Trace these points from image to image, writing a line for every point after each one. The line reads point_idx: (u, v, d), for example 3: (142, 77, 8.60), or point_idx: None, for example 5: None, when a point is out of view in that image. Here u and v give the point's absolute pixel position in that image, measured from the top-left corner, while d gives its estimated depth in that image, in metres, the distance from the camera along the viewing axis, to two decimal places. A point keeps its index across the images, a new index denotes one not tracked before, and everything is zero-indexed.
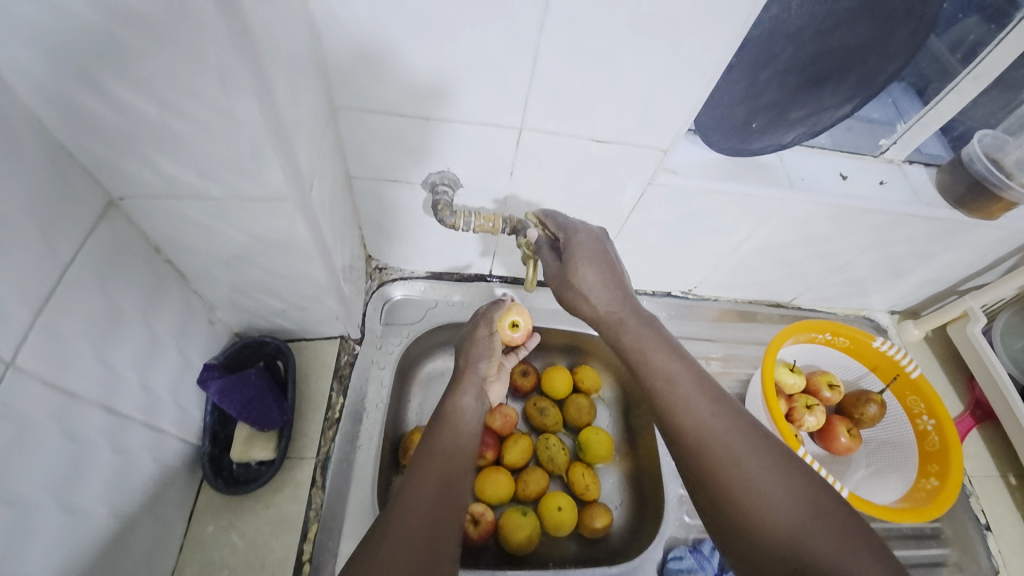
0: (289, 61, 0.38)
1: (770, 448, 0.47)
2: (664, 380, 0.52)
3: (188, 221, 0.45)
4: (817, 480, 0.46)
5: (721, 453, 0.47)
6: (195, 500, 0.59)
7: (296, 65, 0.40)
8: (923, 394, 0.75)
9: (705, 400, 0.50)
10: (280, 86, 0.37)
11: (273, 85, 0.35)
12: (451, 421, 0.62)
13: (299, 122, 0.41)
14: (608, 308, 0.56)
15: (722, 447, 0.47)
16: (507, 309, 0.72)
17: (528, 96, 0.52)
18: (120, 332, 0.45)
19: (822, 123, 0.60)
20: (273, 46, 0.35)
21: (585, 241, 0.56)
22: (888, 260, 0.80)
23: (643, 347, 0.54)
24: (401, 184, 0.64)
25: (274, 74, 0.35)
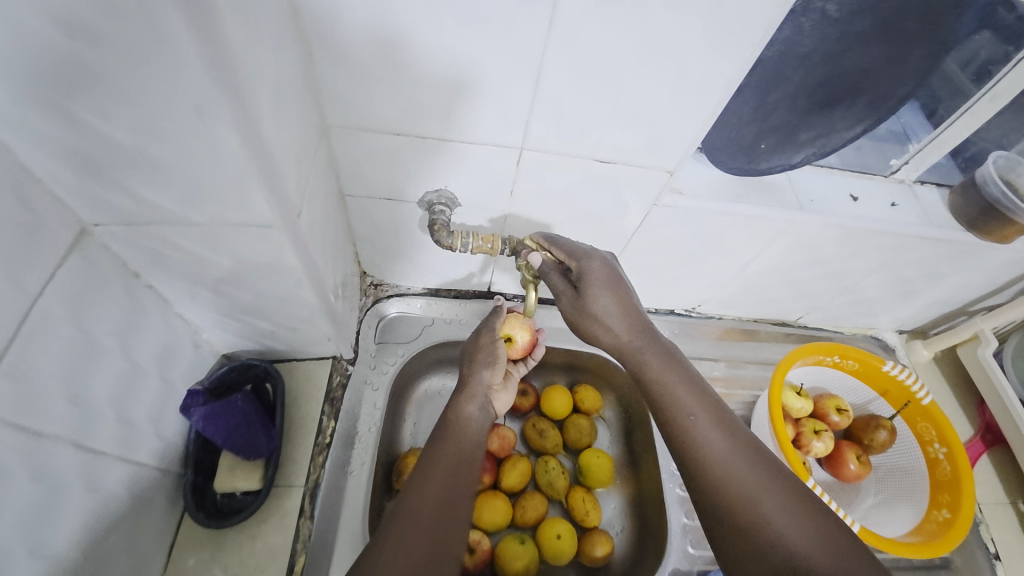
0: (270, 83, 0.36)
1: (784, 486, 0.46)
2: (679, 412, 0.50)
3: (169, 246, 0.43)
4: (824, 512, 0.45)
5: (741, 493, 0.45)
6: (176, 533, 0.56)
7: (277, 87, 0.37)
8: (934, 420, 0.72)
9: (724, 436, 0.48)
10: (260, 112, 0.35)
11: (253, 112, 0.34)
12: (454, 434, 0.61)
13: (282, 145, 0.39)
14: (624, 338, 0.54)
15: (741, 489, 0.45)
16: (506, 318, 0.70)
17: (529, 116, 0.50)
18: (95, 364, 0.43)
19: (833, 144, 0.58)
20: (251, 72, 0.33)
21: (599, 270, 0.54)
22: (898, 281, 0.77)
23: (666, 379, 0.51)
24: (397, 201, 0.61)
25: (252, 100, 0.34)
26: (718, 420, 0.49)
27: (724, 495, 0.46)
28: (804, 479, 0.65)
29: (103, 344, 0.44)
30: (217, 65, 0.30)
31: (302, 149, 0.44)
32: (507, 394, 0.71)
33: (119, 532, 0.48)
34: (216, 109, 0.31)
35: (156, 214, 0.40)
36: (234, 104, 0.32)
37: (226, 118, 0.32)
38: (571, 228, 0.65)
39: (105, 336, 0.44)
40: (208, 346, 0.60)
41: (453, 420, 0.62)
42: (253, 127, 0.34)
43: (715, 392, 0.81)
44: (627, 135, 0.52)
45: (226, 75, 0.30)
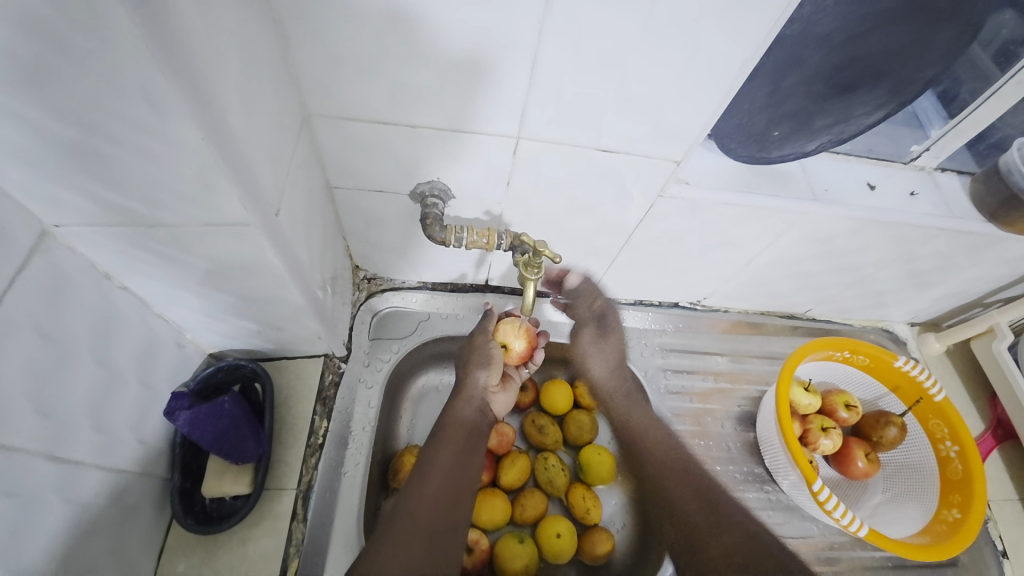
0: (229, 71, 0.33)
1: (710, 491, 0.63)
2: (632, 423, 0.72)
3: (139, 247, 0.41)
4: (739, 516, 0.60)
5: (690, 499, 0.63)
6: (166, 538, 0.55)
7: (241, 76, 0.34)
8: (947, 417, 0.70)
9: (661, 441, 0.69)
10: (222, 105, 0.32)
11: (216, 104, 0.32)
12: (449, 432, 0.61)
13: (252, 139, 0.36)
14: (612, 375, 0.75)
15: (694, 501, 0.63)
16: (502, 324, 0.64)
17: (526, 104, 0.46)
18: (66, 371, 0.41)
19: (849, 131, 0.54)
20: (208, 62, 0.30)
21: (618, 330, 0.74)
22: (912, 273, 0.74)
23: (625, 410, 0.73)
24: (387, 193, 0.58)
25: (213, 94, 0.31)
26: (675, 468, 0.66)
27: (671, 494, 0.64)
28: (812, 481, 0.62)
29: (74, 351, 0.42)
30: (164, 46, 0.27)
31: (277, 142, 0.42)
32: (506, 396, 0.68)
33: (103, 540, 0.47)
34: (169, 98, 0.29)
35: (122, 212, 0.37)
36: (189, 92, 0.30)
37: (182, 110, 0.30)
38: (572, 220, 0.62)
39: (77, 341, 0.42)
40: (193, 346, 0.57)
41: (450, 420, 0.62)
42: (218, 117, 0.33)
43: (720, 387, 0.79)
44: (631, 123, 0.48)
45: (177, 61, 0.28)
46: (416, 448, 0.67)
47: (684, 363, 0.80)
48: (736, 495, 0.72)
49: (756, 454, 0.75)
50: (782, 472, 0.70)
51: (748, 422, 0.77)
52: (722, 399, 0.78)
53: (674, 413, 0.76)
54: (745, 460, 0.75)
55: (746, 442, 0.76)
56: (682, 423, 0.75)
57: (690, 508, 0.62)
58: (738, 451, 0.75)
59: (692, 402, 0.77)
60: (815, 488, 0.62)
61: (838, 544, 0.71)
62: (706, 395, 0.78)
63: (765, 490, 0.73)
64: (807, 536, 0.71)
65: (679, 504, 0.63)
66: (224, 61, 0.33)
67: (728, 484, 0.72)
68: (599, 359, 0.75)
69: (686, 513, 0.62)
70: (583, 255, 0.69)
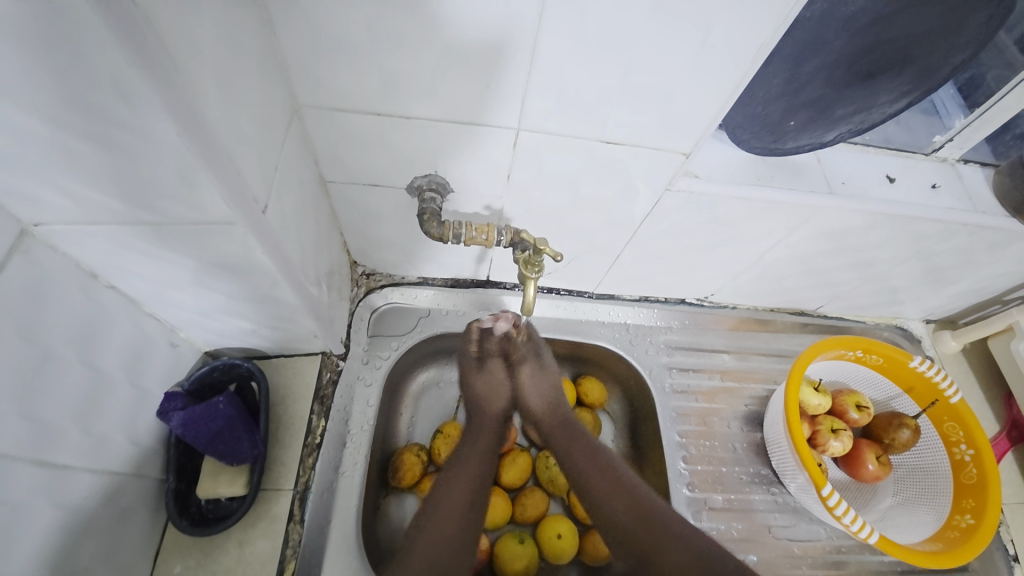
0: (196, 59, 0.31)
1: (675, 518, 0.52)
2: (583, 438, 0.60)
3: (124, 245, 0.39)
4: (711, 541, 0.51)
5: (623, 505, 0.53)
6: (161, 539, 0.54)
7: (210, 63, 0.32)
8: (962, 420, 0.68)
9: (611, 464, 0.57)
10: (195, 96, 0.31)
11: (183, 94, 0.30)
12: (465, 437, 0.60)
13: (226, 134, 0.34)
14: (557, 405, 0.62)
15: (630, 509, 0.52)
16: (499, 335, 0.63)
17: (525, 94, 0.44)
18: (50, 374, 0.40)
19: (871, 120, 0.51)
20: (173, 49, 0.29)
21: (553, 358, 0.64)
22: (930, 270, 0.71)
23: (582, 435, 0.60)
24: (383, 187, 0.56)
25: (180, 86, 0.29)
26: (609, 467, 0.56)
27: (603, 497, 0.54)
28: (821, 485, 0.61)
29: (59, 353, 0.40)
30: (130, 29, 0.26)
31: (263, 134, 0.40)
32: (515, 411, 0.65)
33: (96, 543, 0.46)
34: (138, 88, 0.28)
35: (101, 210, 0.35)
36: (158, 81, 0.28)
37: (153, 101, 0.28)
38: (574, 214, 0.59)
39: (62, 343, 0.41)
40: (187, 344, 0.56)
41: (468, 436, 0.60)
42: (194, 109, 0.31)
43: (727, 386, 0.77)
44: (637, 113, 0.46)
45: (146, 47, 0.27)
46: (415, 448, 0.65)
47: (690, 361, 0.77)
48: (742, 497, 0.70)
49: (763, 455, 0.73)
50: (790, 474, 0.68)
51: (756, 422, 0.75)
52: (729, 398, 0.76)
53: (679, 412, 0.74)
54: (752, 461, 0.73)
55: (753, 442, 0.74)
56: (687, 422, 0.73)
57: (623, 516, 0.52)
58: (744, 452, 0.73)
59: (698, 401, 0.75)
60: (824, 492, 0.60)
61: (846, 547, 0.69)
62: (713, 394, 0.76)
63: (772, 492, 0.71)
64: (815, 539, 0.69)
65: (613, 511, 0.53)
66: (199, 48, 0.31)
67: (733, 486, 0.70)
68: (540, 392, 0.62)
69: (619, 519, 0.52)
70: (586, 251, 0.67)
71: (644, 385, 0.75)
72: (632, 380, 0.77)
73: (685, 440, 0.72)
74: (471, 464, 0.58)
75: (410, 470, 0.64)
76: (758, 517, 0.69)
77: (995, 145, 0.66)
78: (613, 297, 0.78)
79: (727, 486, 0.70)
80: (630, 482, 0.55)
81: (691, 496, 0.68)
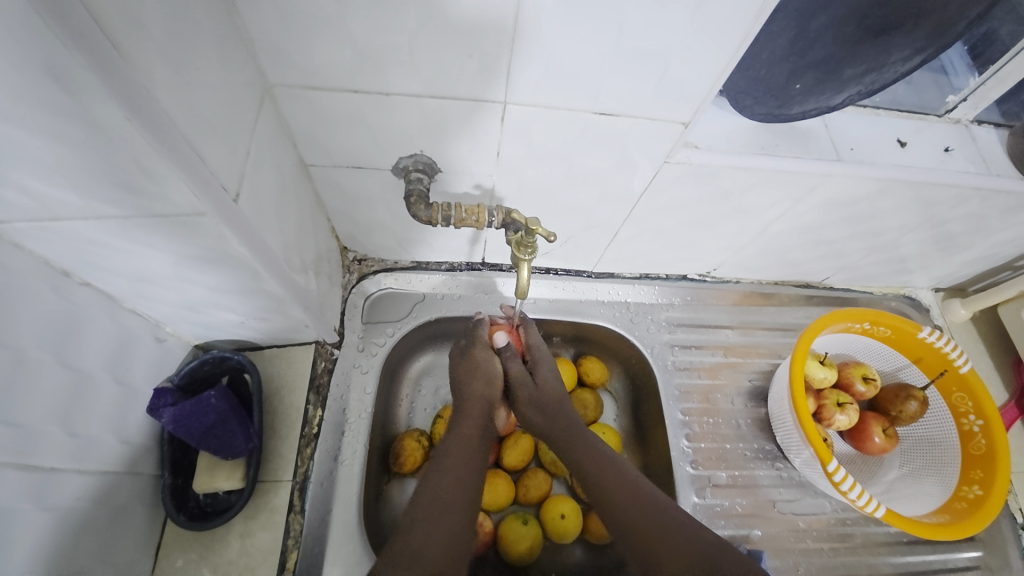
0: (138, 36, 0.28)
1: (681, 516, 0.50)
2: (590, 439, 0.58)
3: (92, 241, 0.37)
4: (723, 543, 0.48)
5: (625, 493, 0.52)
6: (161, 534, 0.53)
7: (156, 40, 0.29)
8: (972, 391, 0.67)
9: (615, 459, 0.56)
10: (136, 83, 0.28)
11: (124, 81, 0.27)
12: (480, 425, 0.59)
13: (180, 121, 0.32)
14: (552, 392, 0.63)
15: (631, 497, 0.52)
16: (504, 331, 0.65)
17: (511, 63, 0.41)
18: (24, 378, 0.39)
19: (882, 81, 0.47)
20: (108, 27, 0.26)
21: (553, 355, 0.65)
22: (939, 237, 0.69)
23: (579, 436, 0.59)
24: (366, 169, 0.53)
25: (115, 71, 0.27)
26: (613, 464, 0.55)
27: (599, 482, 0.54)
28: (827, 460, 0.59)
29: (33, 354, 0.39)
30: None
31: (227, 118, 0.37)
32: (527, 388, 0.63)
33: (95, 542, 0.46)
34: (75, 71, 0.25)
35: (60, 206, 0.33)
36: (96, 62, 0.26)
37: (94, 87, 0.26)
38: (569, 191, 0.57)
39: (35, 345, 0.39)
40: (175, 339, 0.55)
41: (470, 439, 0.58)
42: (140, 94, 0.28)
43: (730, 362, 0.75)
44: (631, 80, 0.43)
45: (75, 22, 0.24)
46: (416, 433, 0.65)
47: (693, 339, 0.76)
48: (746, 473, 0.69)
49: (768, 430, 0.72)
50: (795, 449, 0.67)
51: (760, 397, 0.74)
52: (732, 373, 0.75)
53: (682, 390, 0.73)
54: (756, 437, 0.72)
55: (757, 418, 0.73)
56: (689, 400, 0.72)
57: (625, 502, 0.52)
58: (749, 428, 0.72)
59: (700, 378, 0.74)
60: (830, 468, 0.59)
61: (851, 520, 0.69)
62: (716, 370, 0.75)
63: (776, 467, 0.70)
64: (820, 512, 0.68)
65: (614, 497, 0.52)
66: (142, 23, 0.28)
67: (737, 462, 0.70)
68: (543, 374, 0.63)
69: (621, 505, 0.52)
70: (584, 229, 0.64)
71: (646, 363, 0.74)
72: (634, 359, 0.75)
73: (688, 418, 0.71)
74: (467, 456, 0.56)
75: (412, 455, 0.63)
76: (763, 492, 0.68)
77: (1003, 104, 0.62)
78: (613, 276, 0.76)
79: (730, 463, 0.69)
80: (630, 475, 0.54)
81: (695, 473, 0.68)
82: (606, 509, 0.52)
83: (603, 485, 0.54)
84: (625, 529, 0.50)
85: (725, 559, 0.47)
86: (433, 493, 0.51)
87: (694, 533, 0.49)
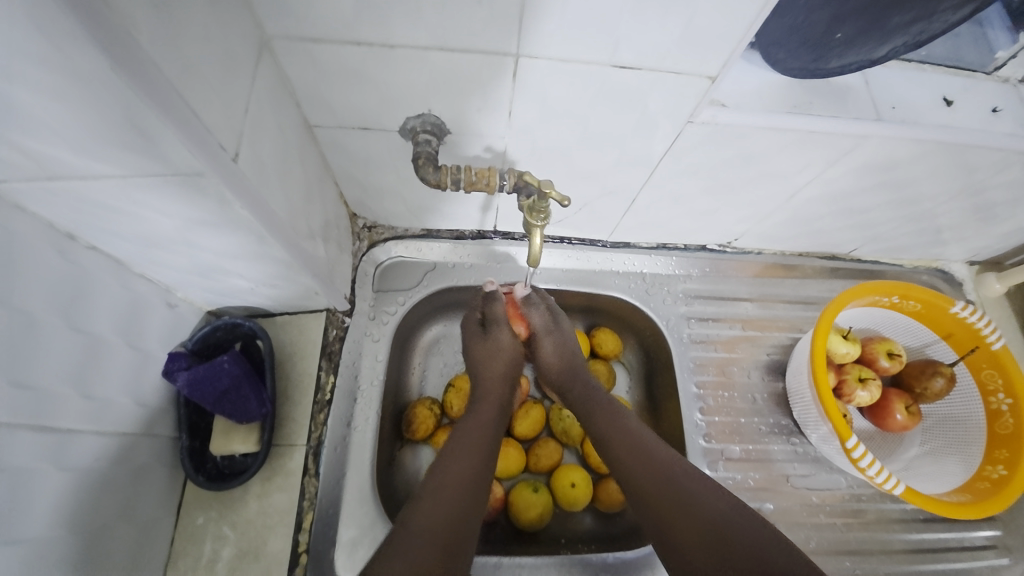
0: None
1: (698, 483, 0.49)
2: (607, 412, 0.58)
3: (95, 203, 0.37)
4: (745, 511, 0.47)
5: (638, 461, 0.52)
6: (181, 493, 0.55)
7: None
8: (1003, 368, 0.64)
9: (629, 428, 0.55)
10: (121, 31, 0.26)
11: (105, 29, 0.26)
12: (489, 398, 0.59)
13: (169, 69, 0.30)
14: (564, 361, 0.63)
15: (644, 465, 0.51)
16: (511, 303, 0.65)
17: (523, 13, 0.38)
18: (36, 341, 0.39)
19: (929, 33, 0.43)
20: None
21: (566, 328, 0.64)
22: (978, 206, 0.64)
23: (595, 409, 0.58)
24: (373, 131, 0.51)
25: (96, 15, 0.25)
26: (629, 435, 0.54)
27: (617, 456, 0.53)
28: (845, 436, 0.57)
29: (42, 317, 0.39)
30: None
31: (221, 72, 0.35)
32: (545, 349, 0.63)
33: (117, 500, 0.47)
34: (55, 17, 0.24)
35: (57, 165, 0.33)
36: (75, 4, 0.24)
37: (75, 32, 0.25)
38: (584, 154, 0.54)
39: (44, 308, 0.39)
40: (186, 304, 0.55)
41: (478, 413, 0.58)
42: (126, 40, 0.27)
43: (748, 335, 0.73)
44: (654, 29, 0.39)
45: None
46: (428, 401, 0.65)
47: (710, 311, 0.74)
48: (760, 447, 0.68)
49: (784, 404, 0.71)
50: (812, 424, 0.65)
51: (778, 371, 0.72)
52: (749, 347, 0.73)
53: (697, 363, 0.71)
54: (772, 411, 0.70)
55: (774, 393, 0.71)
56: (704, 373, 0.71)
57: (637, 470, 0.51)
58: (765, 402, 0.71)
59: (717, 351, 0.72)
60: (849, 444, 0.57)
61: (867, 496, 0.68)
62: (732, 343, 0.73)
63: (791, 442, 0.69)
64: (835, 488, 0.67)
65: (627, 464, 0.52)
66: None
67: (752, 436, 0.68)
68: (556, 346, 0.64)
69: (631, 472, 0.51)
70: (599, 196, 0.62)
71: (661, 336, 0.72)
72: (648, 331, 0.74)
73: (702, 391, 0.70)
74: (476, 431, 0.56)
75: (424, 423, 0.64)
76: (776, 466, 0.68)
77: None
78: (628, 246, 0.74)
79: (744, 437, 0.68)
80: (647, 442, 0.53)
81: (708, 446, 0.67)
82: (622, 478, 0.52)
83: (619, 459, 0.53)
84: (641, 495, 0.50)
85: (745, 531, 0.45)
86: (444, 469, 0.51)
87: (711, 502, 0.47)
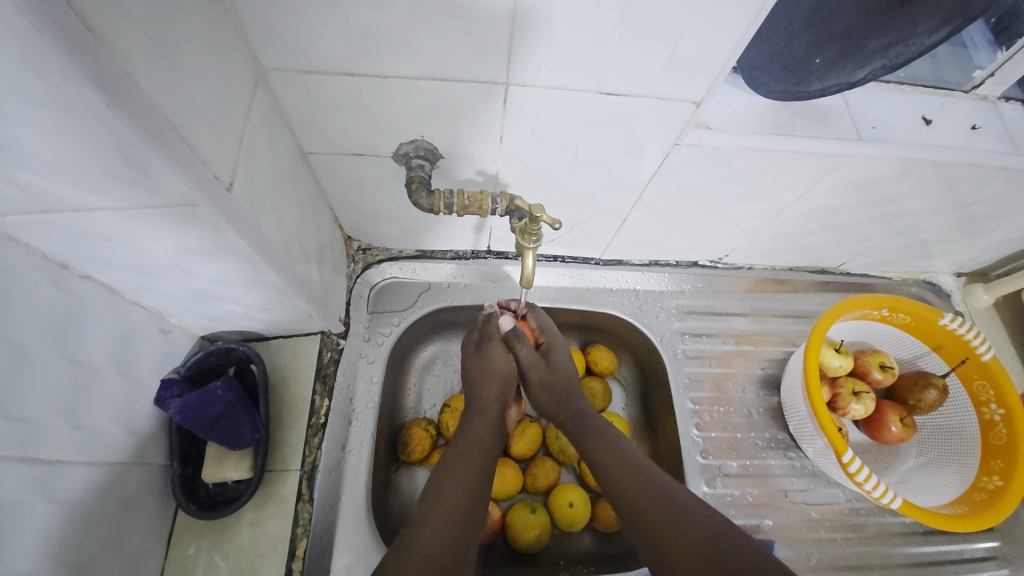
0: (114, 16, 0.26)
1: (689, 501, 0.49)
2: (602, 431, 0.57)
3: (90, 234, 0.37)
4: (734, 528, 0.47)
5: (632, 480, 0.51)
6: (173, 522, 0.54)
7: (136, 20, 0.28)
8: (994, 379, 0.64)
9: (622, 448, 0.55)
10: (115, 70, 0.27)
11: (102, 70, 0.26)
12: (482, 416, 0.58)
13: (162, 103, 0.30)
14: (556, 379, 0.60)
15: (638, 485, 0.51)
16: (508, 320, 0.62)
17: (511, 45, 0.39)
18: (27, 372, 0.39)
19: (907, 54, 0.45)
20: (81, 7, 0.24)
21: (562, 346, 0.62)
22: (962, 220, 0.66)
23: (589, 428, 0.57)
24: (367, 156, 0.52)
25: (93, 58, 0.26)
26: (622, 454, 0.54)
27: (612, 474, 0.53)
28: (841, 451, 0.57)
29: (33, 348, 0.39)
30: None
31: (217, 105, 0.36)
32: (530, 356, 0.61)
33: (106, 532, 0.46)
34: (52, 60, 0.25)
35: (51, 199, 0.33)
36: (70, 46, 0.25)
37: (71, 72, 0.25)
38: (575, 176, 0.55)
39: (36, 338, 0.39)
40: (180, 330, 0.55)
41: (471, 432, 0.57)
42: (121, 79, 0.27)
43: (741, 350, 0.74)
44: (638, 59, 0.41)
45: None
46: (423, 422, 0.65)
47: (703, 326, 0.74)
48: (757, 463, 0.68)
49: (780, 418, 0.71)
50: (808, 439, 0.66)
51: (772, 385, 0.73)
52: (743, 361, 0.73)
53: (691, 378, 0.71)
54: (768, 426, 0.70)
55: (769, 407, 0.71)
56: (700, 389, 0.71)
57: (631, 489, 0.51)
58: (760, 416, 0.71)
59: (711, 366, 0.72)
60: (845, 458, 0.57)
61: (865, 510, 0.67)
62: (727, 358, 0.73)
63: (788, 456, 0.69)
64: (833, 502, 0.67)
65: (620, 481, 0.52)
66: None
67: (749, 451, 0.68)
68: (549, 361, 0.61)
69: (624, 490, 0.51)
70: (591, 215, 0.62)
71: (656, 353, 0.72)
72: (642, 347, 0.74)
73: (697, 407, 0.70)
74: (471, 455, 0.54)
75: (420, 444, 0.63)
76: (774, 481, 0.67)
77: None
78: (621, 263, 0.75)
79: (741, 452, 0.68)
80: (639, 460, 0.53)
81: (705, 463, 0.67)
82: (614, 495, 0.52)
83: (608, 474, 0.53)
84: (635, 514, 0.50)
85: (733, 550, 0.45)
86: (440, 495, 0.50)
87: (704, 521, 0.48)
